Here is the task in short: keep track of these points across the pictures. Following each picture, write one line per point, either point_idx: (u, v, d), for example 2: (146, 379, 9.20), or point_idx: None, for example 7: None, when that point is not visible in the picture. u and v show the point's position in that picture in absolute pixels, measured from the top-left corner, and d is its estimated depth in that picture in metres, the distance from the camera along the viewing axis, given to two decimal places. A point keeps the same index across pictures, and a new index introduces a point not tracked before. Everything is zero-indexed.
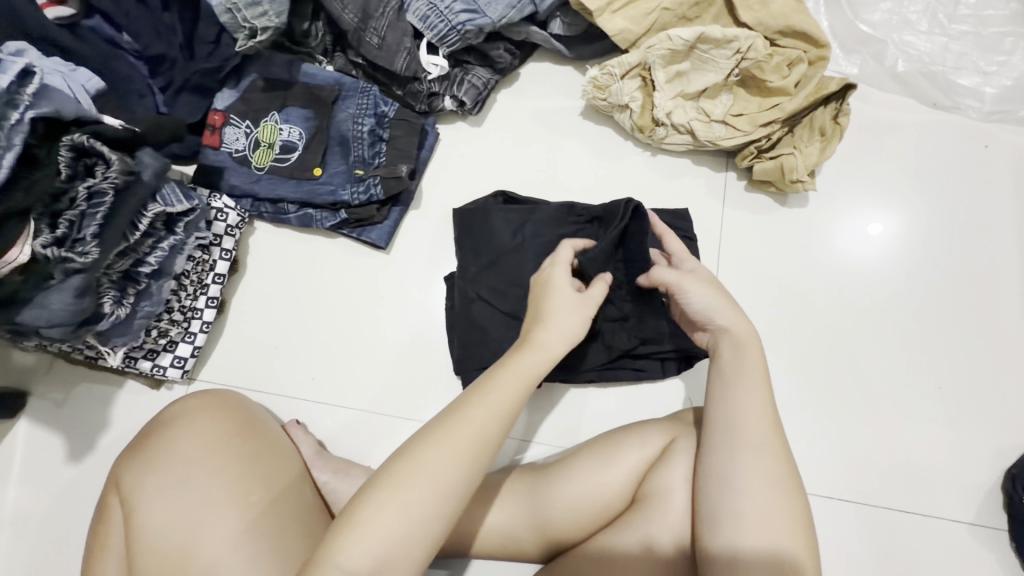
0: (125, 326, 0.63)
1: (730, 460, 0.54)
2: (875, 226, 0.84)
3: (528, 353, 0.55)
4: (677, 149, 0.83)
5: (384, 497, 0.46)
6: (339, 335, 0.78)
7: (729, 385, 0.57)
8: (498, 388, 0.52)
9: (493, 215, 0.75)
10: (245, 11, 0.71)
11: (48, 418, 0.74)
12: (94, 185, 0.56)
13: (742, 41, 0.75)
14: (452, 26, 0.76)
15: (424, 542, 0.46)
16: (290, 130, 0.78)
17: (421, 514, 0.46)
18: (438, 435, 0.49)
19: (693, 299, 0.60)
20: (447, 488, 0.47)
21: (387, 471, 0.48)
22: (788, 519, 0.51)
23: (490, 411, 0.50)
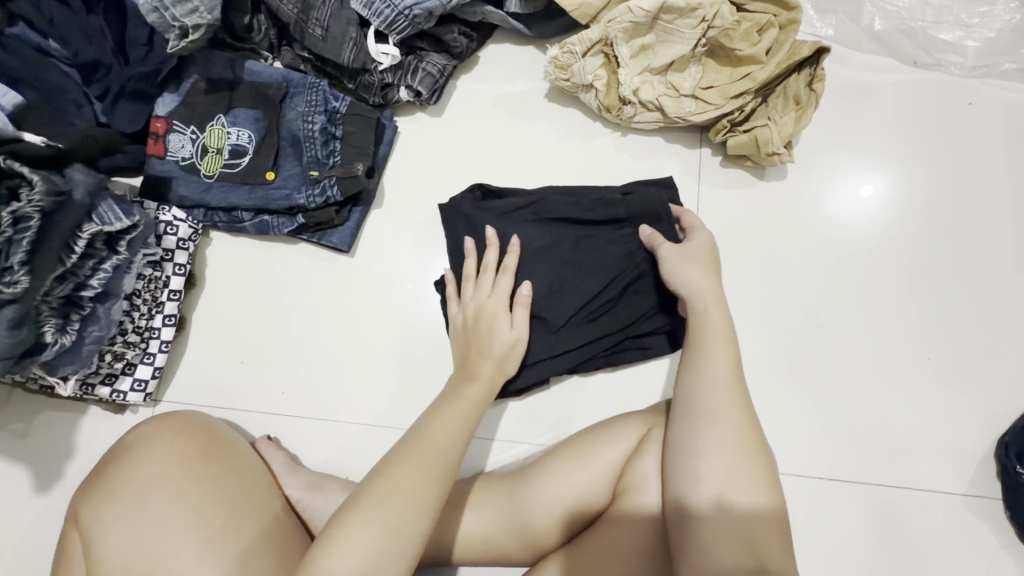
0: (72, 354, 0.61)
1: (696, 433, 0.54)
2: (865, 189, 0.81)
3: (472, 384, 0.62)
4: (647, 127, 0.79)
5: (368, 514, 0.48)
6: (307, 344, 0.75)
7: (693, 361, 0.58)
8: (451, 412, 0.58)
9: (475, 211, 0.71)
10: (173, 8, 0.66)
11: (11, 449, 0.72)
12: (18, 209, 0.52)
13: (708, 8, 0.71)
14: (400, 11, 0.71)
15: (402, 561, 0.48)
16: (239, 133, 0.74)
17: (397, 528, 0.48)
18: (404, 454, 0.53)
19: (671, 266, 0.64)
20: (420, 507, 0.50)
21: (359, 500, 0.50)
22: (750, 482, 0.52)
23: (446, 432, 0.55)
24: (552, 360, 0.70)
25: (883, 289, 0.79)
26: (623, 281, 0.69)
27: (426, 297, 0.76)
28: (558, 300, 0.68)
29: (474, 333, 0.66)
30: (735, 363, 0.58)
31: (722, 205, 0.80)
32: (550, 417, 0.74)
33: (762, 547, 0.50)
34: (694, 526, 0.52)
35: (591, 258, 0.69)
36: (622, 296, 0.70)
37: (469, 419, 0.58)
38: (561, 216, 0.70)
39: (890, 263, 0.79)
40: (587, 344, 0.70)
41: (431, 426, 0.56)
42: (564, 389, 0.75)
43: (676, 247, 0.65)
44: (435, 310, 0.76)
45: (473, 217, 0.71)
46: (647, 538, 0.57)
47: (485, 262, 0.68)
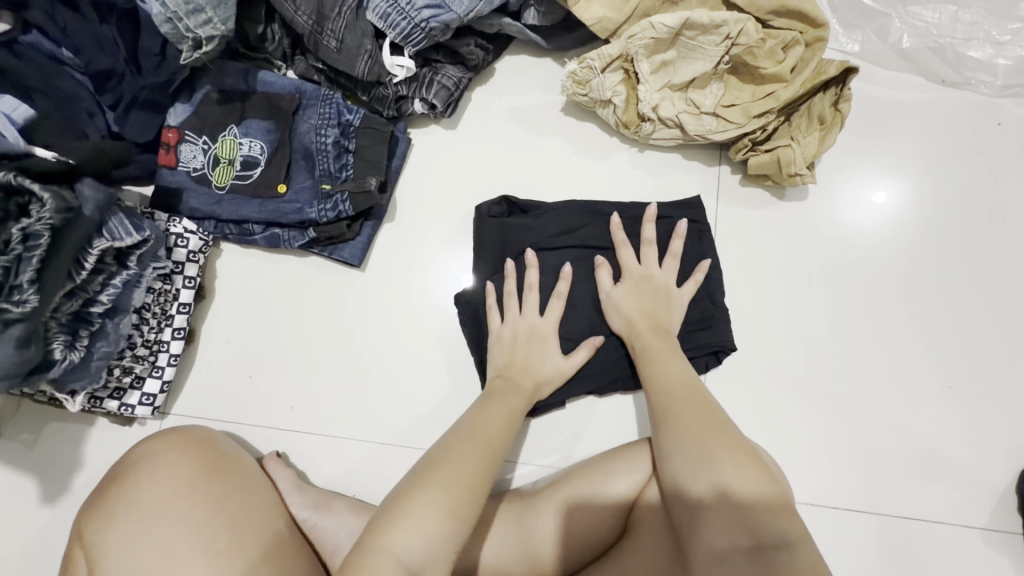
0: (81, 370, 0.60)
1: (673, 440, 0.56)
2: (879, 195, 0.79)
3: (518, 393, 0.65)
4: (665, 144, 0.77)
5: (420, 492, 0.51)
6: (316, 358, 0.75)
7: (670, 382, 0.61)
8: (496, 413, 0.62)
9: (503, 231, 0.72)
10: (186, 20, 0.65)
11: (20, 460, 0.71)
12: (28, 226, 0.51)
13: (732, 26, 0.69)
14: (415, 24, 0.69)
15: (456, 536, 0.50)
16: (251, 145, 0.73)
17: (448, 507, 0.50)
18: (453, 447, 0.56)
19: (613, 319, 0.69)
20: (476, 482, 0.53)
21: (416, 482, 0.52)
22: (734, 461, 0.52)
23: (491, 424, 0.60)
24: (581, 379, 0.71)
25: (906, 315, 0.77)
26: None
27: (438, 315, 0.75)
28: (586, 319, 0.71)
29: (522, 354, 0.68)
30: (687, 370, 0.63)
31: (741, 225, 0.78)
32: (558, 439, 0.73)
33: (762, 513, 0.49)
34: (694, 521, 0.52)
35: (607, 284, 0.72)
36: None
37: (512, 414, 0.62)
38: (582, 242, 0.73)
39: (913, 287, 0.77)
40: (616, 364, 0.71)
41: (474, 419, 0.61)
42: (574, 411, 0.73)
43: (610, 294, 0.70)
44: (447, 327, 0.75)
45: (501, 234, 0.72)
46: (661, 563, 0.56)
47: (530, 283, 0.70)
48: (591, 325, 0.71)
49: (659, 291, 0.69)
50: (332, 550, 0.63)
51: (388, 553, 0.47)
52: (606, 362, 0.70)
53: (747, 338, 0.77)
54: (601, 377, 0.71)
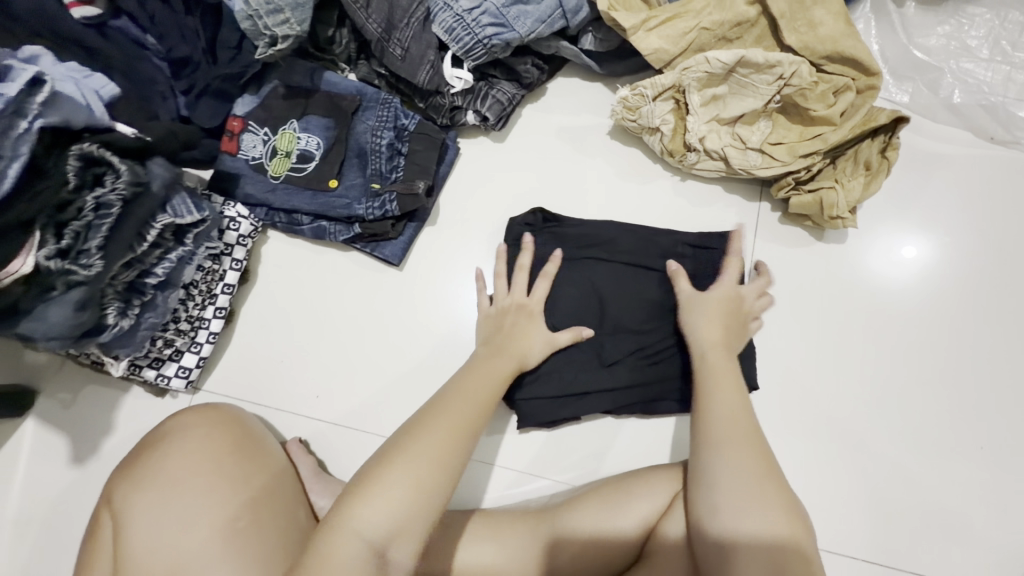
0: (127, 338, 0.62)
1: (713, 455, 0.55)
2: (907, 249, 0.79)
3: (499, 355, 0.65)
4: (708, 175, 0.78)
5: (394, 465, 0.50)
6: (344, 350, 0.76)
7: (705, 399, 0.60)
8: (479, 381, 0.61)
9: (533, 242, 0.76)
10: (266, 18, 0.68)
11: (56, 418, 0.74)
12: (102, 196, 0.54)
13: (786, 67, 0.70)
14: (478, 40, 0.72)
15: (430, 507, 0.49)
16: (308, 139, 0.77)
17: (421, 479, 0.50)
18: (431, 420, 0.55)
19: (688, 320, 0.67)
20: (451, 454, 0.52)
21: (384, 460, 0.51)
22: (761, 489, 0.52)
23: (469, 397, 0.58)
24: (600, 397, 0.71)
25: (941, 368, 0.75)
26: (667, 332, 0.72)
27: (469, 319, 0.77)
28: (615, 339, 0.72)
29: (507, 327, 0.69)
30: (742, 392, 0.60)
31: (777, 262, 0.79)
32: (576, 455, 0.73)
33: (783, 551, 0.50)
34: (721, 551, 0.51)
35: (636, 307, 0.73)
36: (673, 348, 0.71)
37: (494, 382, 0.61)
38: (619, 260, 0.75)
39: (947, 340, 0.76)
40: (639, 386, 0.71)
41: (454, 391, 0.59)
42: (596, 430, 0.74)
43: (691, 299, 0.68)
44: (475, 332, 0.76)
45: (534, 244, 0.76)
46: None
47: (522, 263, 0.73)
48: (614, 345, 0.71)
49: (743, 313, 0.67)
50: None
51: (350, 533, 0.48)
52: (627, 382, 0.71)
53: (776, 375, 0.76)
54: (622, 396, 0.71)
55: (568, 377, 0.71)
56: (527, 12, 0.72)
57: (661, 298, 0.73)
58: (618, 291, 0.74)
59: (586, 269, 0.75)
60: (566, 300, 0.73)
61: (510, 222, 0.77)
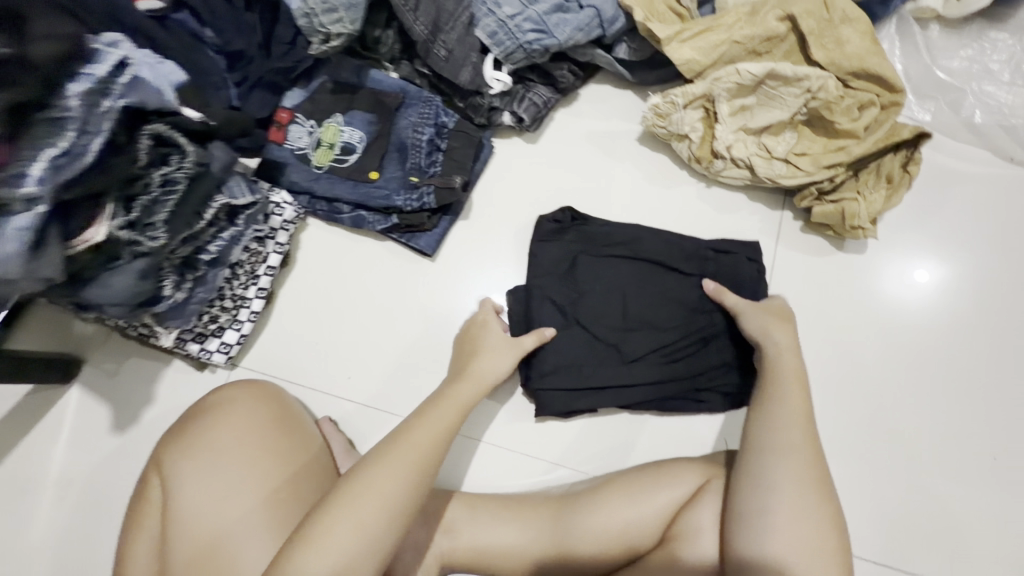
0: (180, 310, 0.65)
1: (761, 458, 0.56)
2: (920, 273, 0.81)
3: (462, 381, 0.65)
4: (733, 182, 0.81)
5: (335, 517, 0.51)
6: (373, 338, 0.79)
7: (762, 399, 0.60)
8: (440, 411, 0.60)
9: (562, 239, 0.78)
10: (322, 17, 0.72)
11: (100, 386, 0.78)
12: (169, 173, 0.58)
13: (813, 81, 0.73)
14: (520, 44, 0.75)
15: (374, 555, 0.51)
16: (352, 133, 0.80)
17: (364, 530, 0.51)
18: (379, 463, 0.55)
19: (749, 321, 0.67)
20: (397, 500, 0.53)
21: (326, 510, 0.52)
22: (802, 494, 0.53)
23: (427, 433, 0.57)
24: (616, 391, 0.73)
25: (958, 379, 0.77)
26: (687, 334, 0.74)
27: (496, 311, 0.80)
28: (636, 335, 0.74)
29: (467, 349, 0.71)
30: (806, 405, 0.59)
31: (798, 270, 0.81)
32: (598, 449, 0.75)
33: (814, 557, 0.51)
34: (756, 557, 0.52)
35: (659, 308, 0.75)
36: (691, 348, 0.74)
37: (454, 414, 0.60)
38: (646, 261, 0.77)
39: (964, 352, 0.78)
40: (657, 383, 0.73)
41: (411, 425, 0.58)
42: (618, 424, 0.76)
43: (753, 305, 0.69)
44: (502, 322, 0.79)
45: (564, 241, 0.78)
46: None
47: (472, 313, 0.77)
48: (635, 343, 0.74)
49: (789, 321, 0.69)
50: None
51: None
52: (645, 378, 0.73)
53: None
54: (638, 393, 0.73)
55: (586, 368, 0.73)
56: (567, 20, 0.76)
57: (682, 299, 0.76)
58: (640, 291, 0.76)
59: (611, 266, 0.77)
60: (591, 293, 0.76)
61: (539, 220, 0.80)
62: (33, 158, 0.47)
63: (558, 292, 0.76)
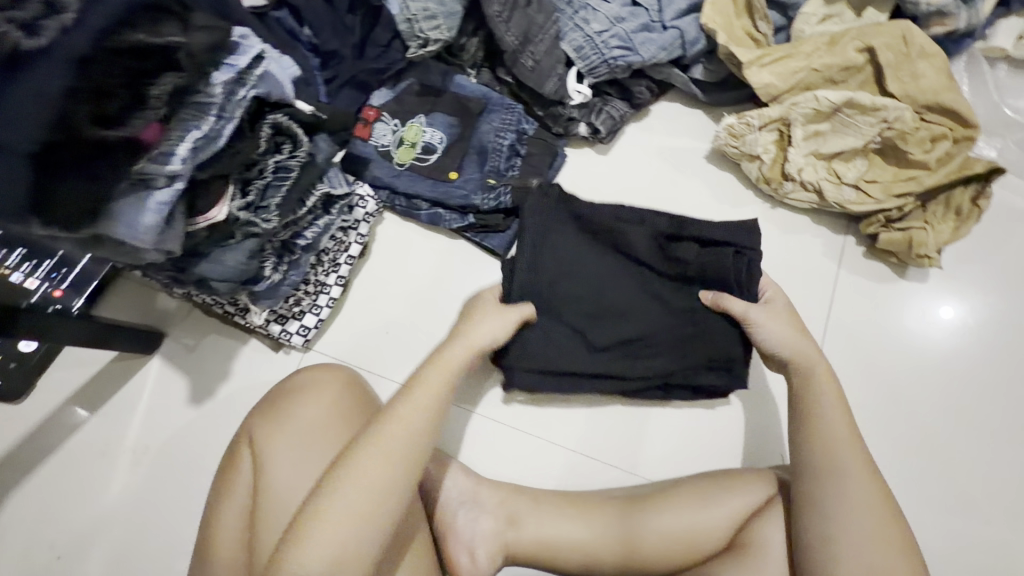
0: (274, 291, 0.69)
1: (823, 480, 0.57)
2: (946, 310, 0.82)
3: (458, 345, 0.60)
4: (800, 205, 0.83)
5: (332, 503, 0.48)
6: (393, 317, 0.83)
7: (811, 414, 0.60)
8: (433, 380, 0.56)
9: (551, 217, 0.72)
10: (422, 22, 0.78)
11: (179, 360, 0.81)
12: (283, 161, 0.63)
13: (890, 111, 0.76)
14: (605, 59, 0.78)
15: (378, 539, 0.49)
16: (433, 133, 0.84)
17: (366, 517, 0.48)
18: (372, 443, 0.51)
19: (765, 331, 0.66)
20: (393, 483, 0.50)
21: (322, 496, 0.49)
22: (868, 517, 0.55)
23: (419, 408, 0.54)
24: (590, 378, 0.73)
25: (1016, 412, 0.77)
26: (670, 329, 0.72)
27: None
28: (605, 326, 0.72)
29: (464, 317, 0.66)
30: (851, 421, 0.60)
31: (858, 295, 0.82)
32: (654, 453, 0.79)
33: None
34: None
35: (639, 300, 0.73)
36: (671, 343, 0.72)
37: (448, 382, 0.57)
38: (635, 251, 0.72)
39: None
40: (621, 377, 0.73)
41: (403, 400, 0.54)
42: (630, 411, 0.80)
43: (766, 310, 0.67)
44: None
45: (554, 220, 0.72)
46: None
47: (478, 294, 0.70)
48: (615, 329, 0.72)
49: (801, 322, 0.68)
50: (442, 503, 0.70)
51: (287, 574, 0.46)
52: (623, 372, 0.72)
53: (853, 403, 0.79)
54: (611, 381, 0.73)
55: (560, 356, 0.71)
56: (652, 39, 0.79)
57: (667, 299, 0.72)
58: (620, 278, 0.73)
59: (592, 249, 0.73)
60: (573, 277, 0.72)
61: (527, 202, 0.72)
62: (179, 138, 0.50)
63: (542, 276, 0.71)
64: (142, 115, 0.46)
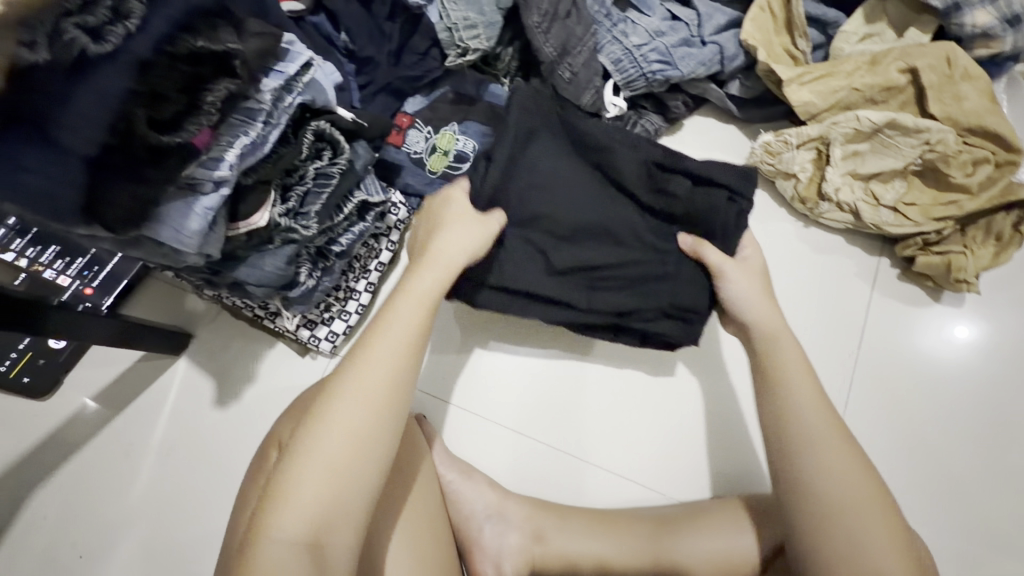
0: (307, 296, 0.69)
1: (799, 456, 0.55)
2: (959, 328, 0.80)
3: (427, 271, 0.58)
4: (834, 224, 0.82)
5: (310, 445, 0.46)
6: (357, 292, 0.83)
7: (774, 383, 0.59)
8: (404, 309, 0.54)
9: (541, 121, 0.68)
10: (462, 31, 0.76)
11: (206, 362, 0.81)
12: (323, 168, 0.62)
13: (933, 134, 0.75)
14: (644, 73, 0.78)
15: (366, 482, 0.46)
16: (466, 142, 0.84)
17: (347, 457, 0.46)
18: (347, 378, 0.49)
19: (734, 285, 0.65)
20: (372, 419, 0.48)
21: (300, 439, 0.47)
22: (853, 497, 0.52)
23: (393, 338, 0.52)
24: (549, 306, 0.67)
25: None
26: (638, 262, 0.67)
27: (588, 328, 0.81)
28: (572, 248, 0.67)
29: (433, 223, 0.62)
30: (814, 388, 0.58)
31: (892, 317, 0.81)
32: (686, 475, 0.77)
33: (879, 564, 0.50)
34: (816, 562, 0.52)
35: (610, 227, 0.67)
36: (639, 278, 0.68)
37: (421, 311, 0.55)
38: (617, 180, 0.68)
39: None
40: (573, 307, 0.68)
41: (376, 332, 0.52)
42: (574, 373, 0.81)
43: (738, 266, 0.66)
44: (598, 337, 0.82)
45: (544, 128, 0.68)
46: None
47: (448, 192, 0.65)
48: (579, 258, 0.66)
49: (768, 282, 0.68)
50: (468, 515, 0.69)
51: (265, 538, 0.43)
52: (582, 303, 0.67)
53: (885, 427, 0.77)
54: (567, 313, 0.67)
55: (520, 269, 0.66)
56: (691, 54, 0.79)
57: (642, 237, 0.68)
58: (598, 203, 0.68)
59: (574, 165, 0.68)
60: (553, 184, 0.67)
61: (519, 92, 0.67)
62: (227, 144, 0.50)
63: (517, 177, 0.66)
64: (196, 121, 0.46)
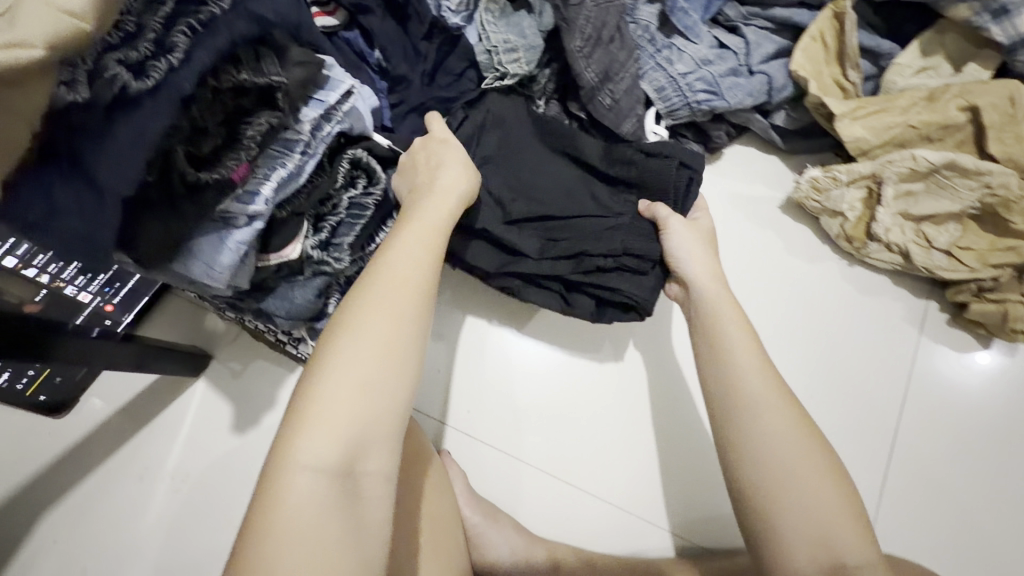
0: None
1: (748, 426, 0.58)
2: (979, 356, 0.78)
3: (427, 201, 0.57)
4: (881, 265, 0.79)
5: (332, 362, 0.45)
6: None
7: (719, 354, 0.62)
8: (410, 234, 0.54)
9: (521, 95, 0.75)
10: (501, 55, 0.71)
11: (225, 384, 0.78)
12: (357, 198, 0.59)
13: (995, 177, 0.70)
14: (688, 102, 0.75)
15: (394, 401, 0.46)
16: None
17: (375, 372, 0.45)
18: (362, 298, 0.48)
19: (673, 239, 0.67)
20: (393, 335, 0.47)
21: (320, 361, 0.45)
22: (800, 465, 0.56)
23: (404, 258, 0.51)
24: (501, 252, 0.69)
25: None
26: (599, 220, 0.69)
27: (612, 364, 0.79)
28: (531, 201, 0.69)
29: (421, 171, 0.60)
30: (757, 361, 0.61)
31: (938, 364, 0.78)
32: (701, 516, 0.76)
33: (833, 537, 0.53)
34: (772, 534, 0.55)
35: (572, 189, 0.70)
36: (600, 231, 0.68)
37: (431, 240, 0.54)
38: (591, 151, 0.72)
39: None
40: (524, 256, 0.68)
41: (387, 255, 0.52)
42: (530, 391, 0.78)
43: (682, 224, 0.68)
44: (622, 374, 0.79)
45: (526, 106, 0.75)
46: None
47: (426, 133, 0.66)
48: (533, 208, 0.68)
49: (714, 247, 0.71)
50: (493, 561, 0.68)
51: (296, 467, 0.42)
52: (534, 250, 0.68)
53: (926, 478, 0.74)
54: (514, 258, 0.68)
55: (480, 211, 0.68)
56: (740, 84, 0.76)
57: (604, 203, 0.70)
58: (565, 168, 0.71)
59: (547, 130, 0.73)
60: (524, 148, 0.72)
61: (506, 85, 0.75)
62: (263, 176, 0.48)
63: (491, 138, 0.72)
64: (237, 155, 0.44)
